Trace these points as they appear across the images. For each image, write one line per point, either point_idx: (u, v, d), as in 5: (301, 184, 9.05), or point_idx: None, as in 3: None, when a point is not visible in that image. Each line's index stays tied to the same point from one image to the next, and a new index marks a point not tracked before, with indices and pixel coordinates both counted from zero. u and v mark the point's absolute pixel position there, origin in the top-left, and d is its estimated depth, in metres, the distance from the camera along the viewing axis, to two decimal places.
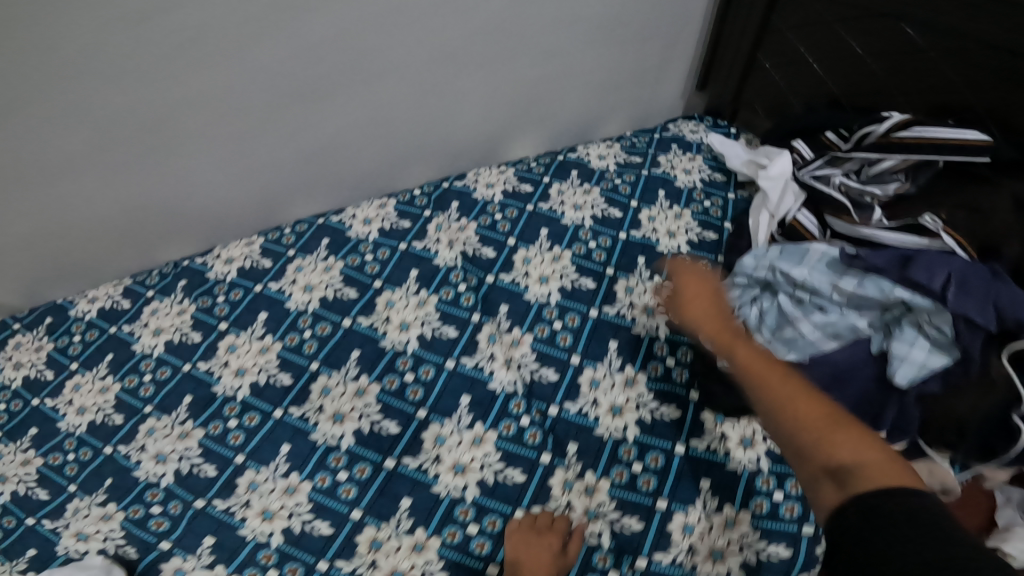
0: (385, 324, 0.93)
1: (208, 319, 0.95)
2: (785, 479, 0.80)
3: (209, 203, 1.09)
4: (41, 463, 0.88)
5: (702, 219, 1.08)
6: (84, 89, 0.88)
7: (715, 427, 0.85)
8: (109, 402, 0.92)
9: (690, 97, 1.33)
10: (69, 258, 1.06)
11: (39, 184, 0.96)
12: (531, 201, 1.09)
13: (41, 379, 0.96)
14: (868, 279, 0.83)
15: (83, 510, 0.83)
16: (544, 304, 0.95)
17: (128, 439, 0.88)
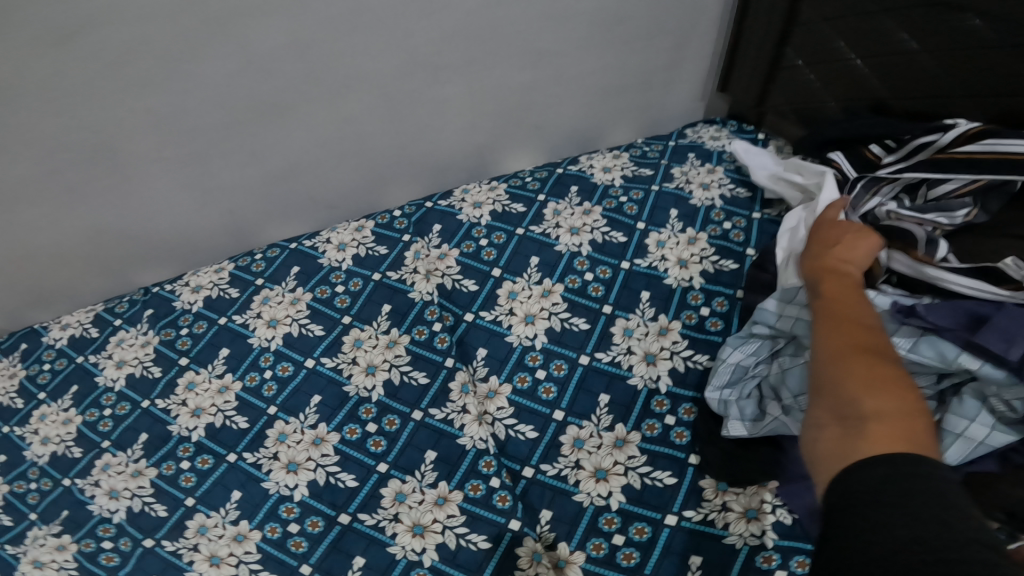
0: (351, 366, 0.85)
1: (170, 354, 0.91)
2: (791, 556, 0.68)
3: (179, 225, 1.03)
4: (6, 491, 0.86)
5: (720, 245, 0.92)
6: (22, 112, 0.82)
7: (716, 495, 0.73)
8: (71, 434, 0.89)
9: (712, 98, 1.16)
10: (44, 279, 1.04)
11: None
12: (521, 225, 0.97)
13: (12, 407, 0.94)
14: (924, 339, 0.64)
15: (42, 537, 0.80)
16: (527, 348, 0.85)
17: (84, 473, 0.85)
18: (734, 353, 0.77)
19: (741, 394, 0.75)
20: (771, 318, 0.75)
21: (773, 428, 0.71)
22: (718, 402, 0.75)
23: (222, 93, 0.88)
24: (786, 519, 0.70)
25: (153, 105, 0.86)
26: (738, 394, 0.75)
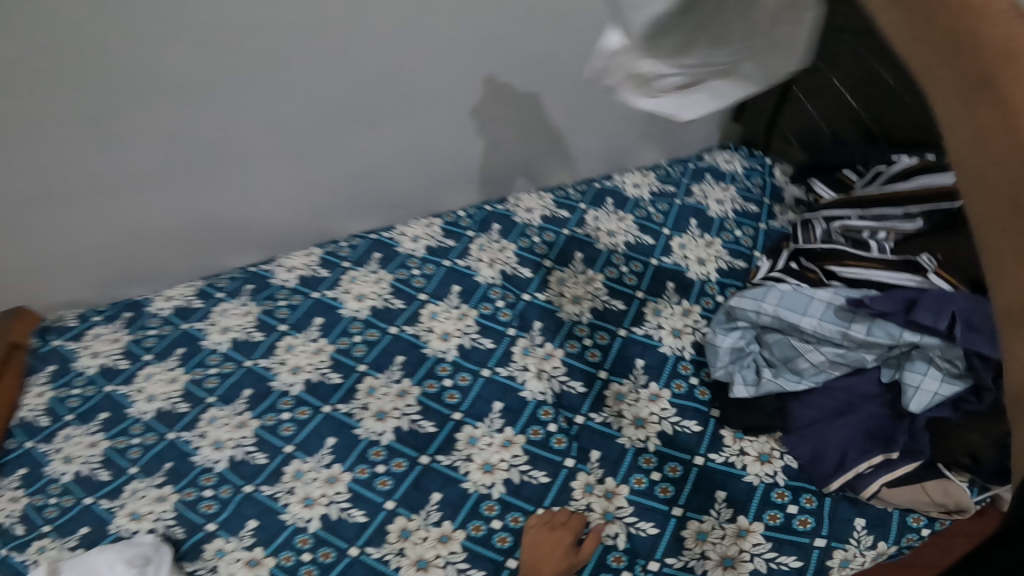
0: (429, 333, 1.01)
1: (270, 320, 1.06)
2: (800, 494, 0.86)
3: (271, 217, 1.21)
4: (108, 445, 0.99)
5: (732, 248, 1.15)
6: (161, 110, 0.99)
7: (734, 442, 0.90)
8: (177, 392, 1.03)
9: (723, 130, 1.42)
10: (144, 263, 1.18)
11: (123, 194, 1.08)
12: (567, 226, 1.17)
13: (117, 367, 1.08)
14: (876, 325, 0.87)
15: (141, 491, 0.93)
16: (575, 322, 1.03)
17: (190, 427, 0.99)
18: (726, 339, 0.97)
19: (740, 365, 0.94)
20: (753, 315, 0.96)
21: (770, 386, 0.90)
22: (723, 373, 0.94)
23: (328, 102, 1.08)
24: (792, 464, 0.88)
25: (270, 110, 1.05)
26: (738, 365, 0.94)
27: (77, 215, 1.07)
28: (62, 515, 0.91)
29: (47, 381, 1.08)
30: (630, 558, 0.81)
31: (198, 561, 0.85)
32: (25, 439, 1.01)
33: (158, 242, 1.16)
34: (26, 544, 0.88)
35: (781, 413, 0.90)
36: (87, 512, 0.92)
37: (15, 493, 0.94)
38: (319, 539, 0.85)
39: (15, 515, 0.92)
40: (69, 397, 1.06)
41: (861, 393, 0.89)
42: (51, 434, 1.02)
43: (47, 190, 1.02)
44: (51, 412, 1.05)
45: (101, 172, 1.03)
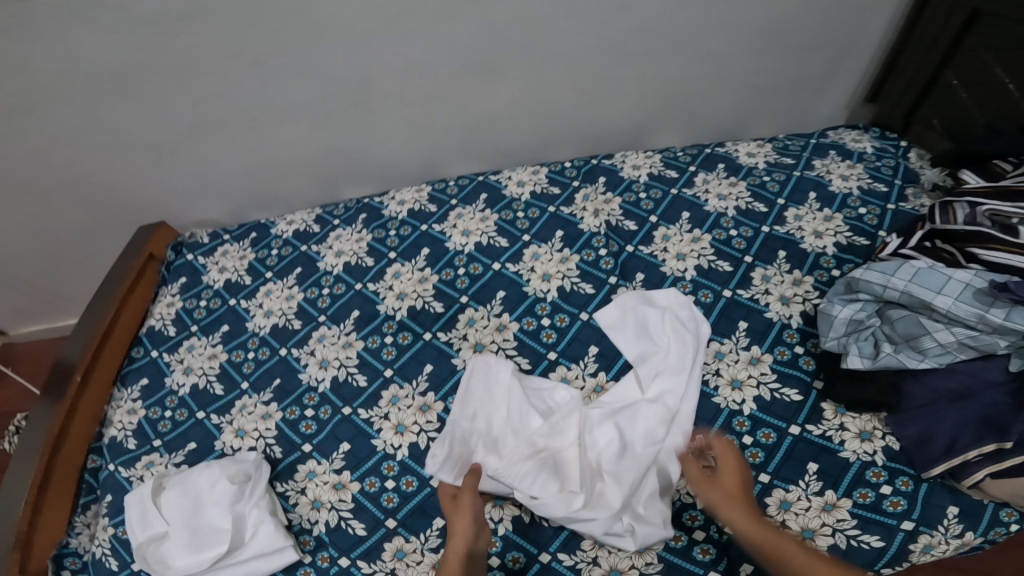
0: (530, 273, 1.03)
1: (381, 248, 1.13)
2: (897, 476, 0.80)
3: (386, 155, 1.29)
4: (224, 359, 1.09)
5: (854, 224, 1.05)
6: (310, 52, 1.08)
7: (835, 416, 0.85)
8: (292, 308, 1.11)
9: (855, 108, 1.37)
10: (276, 188, 1.33)
11: (269, 126, 1.20)
12: (676, 186, 1.13)
13: (240, 283, 1.18)
14: (1017, 311, 0.77)
15: (249, 407, 1.01)
16: (679, 278, 1.00)
17: (301, 344, 1.06)
18: (844, 310, 0.89)
19: (857, 337, 0.87)
20: (878, 286, 0.87)
21: (888, 361, 0.83)
22: (836, 345, 0.87)
23: (457, 52, 1.11)
24: (893, 445, 0.81)
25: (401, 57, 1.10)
26: (854, 337, 0.87)
27: (225, 141, 1.22)
28: (172, 430, 1.02)
29: (178, 293, 1.21)
30: (706, 518, 0.81)
31: (290, 481, 0.92)
32: (150, 348, 1.14)
33: (290, 171, 1.30)
34: (135, 458, 1.00)
35: (893, 390, 0.83)
36: (196, 427, 1.02)
37: (134, 405, 1.07)
38: (404, 467, 0.89)
39: (129, 428, 1.04)
40: (196, 309, 1.17)
41: (985, 380, 0.79)
42: (176, 345, 1.13)
43: (208, 118, 1.17)
44: (178, 322, 1.16)
45: (253, 105, 1.16)
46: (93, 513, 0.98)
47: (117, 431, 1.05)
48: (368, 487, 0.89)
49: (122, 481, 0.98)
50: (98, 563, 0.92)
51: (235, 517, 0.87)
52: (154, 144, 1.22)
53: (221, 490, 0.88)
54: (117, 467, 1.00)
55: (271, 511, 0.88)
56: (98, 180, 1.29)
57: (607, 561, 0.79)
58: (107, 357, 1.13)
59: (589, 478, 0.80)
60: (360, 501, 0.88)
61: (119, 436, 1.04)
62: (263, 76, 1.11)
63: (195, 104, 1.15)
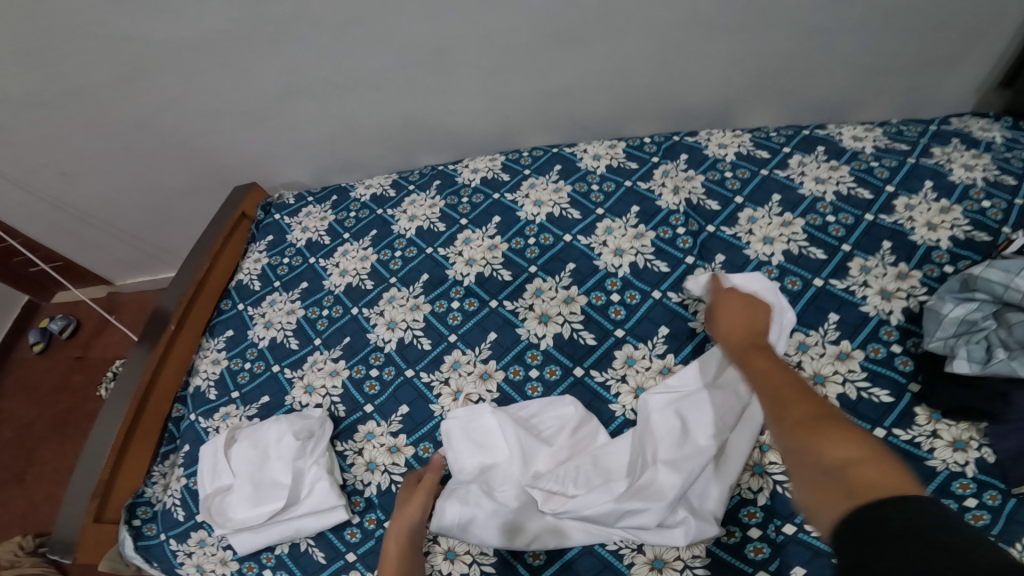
0: (602, 247, 1.00)
1: (452, 214, 1.14)
2: (986, 490, 0.70)
3: (463, 123, 1.29)
4: (301, 315, 1.14)
5: (976, 217, 0.92)
6: (390, 19, 1.09)
7: (929, 423, 0.76)
8: (365, 269, 1.14)
9: (986, 94, 1.20)
10: (357, 153, 1.38)
11: (350, 92, 1.23)
12: (767, 166, 1.05)
13: (321, 242, 1.23)
14: None
15: (320, 363, 1.05)
16: (764, 262, 0.93)
17: (372, 303, 1.09)
18: (956, 308, 0.78)
19: (969, 340, 0.76)
20: (997, 286, 0.75)
21: (1000, 369, 0.71)
22: (941, 345, 0.77)
23: (536, 22, 1.09)
24: (988, 457, 0.72)
25: (480, 26, 1.09)
26: (964, 340, 0.76)
27: (310, 108, 1.28)
28: (249, 382, 1.09)
29: (264, 251, 1.28)
30: (766, 515, 0.75)
31: (348, 442, 0.95)
32: (238, 301, 1.22)
33: (370, 137, 1.33)
34: (214, 409, 1.08)
35: (1001, 400, 0.72)
36: (271, 380, 1.07)
37: (218, 355, 1.15)
38: None
39: (212, 378, 1.12)
40: (279, 265, 1.24)
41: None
42: (260, 299, 1.20)
43: (296, 86, 1.23)
44: (263, 278, 1.23)
45: (334, 73, 1.19)
46: (170, 463, 1.07)
47: (201, 380, 1.13)
48: (421, 454, 0.90)
49: (199, 432, 1.06)
50: (166, 513, 0.99)
51: (295, 472, 0.91)
52: (249, 110, 1.29)
53: (287, 444, 0.93)
54: (197, 417, 1.08)
55: (329, 469, 0.91)
56: (201, 143, 1.39)
57: (651, 550, 0.75)
58: (196, 312, 1.21)
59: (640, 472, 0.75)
60: (413, 467, 0.89)
61: (202, 385, 1.12)
62: (345, 43, 1.13)
63: (285, 72, 1.20)
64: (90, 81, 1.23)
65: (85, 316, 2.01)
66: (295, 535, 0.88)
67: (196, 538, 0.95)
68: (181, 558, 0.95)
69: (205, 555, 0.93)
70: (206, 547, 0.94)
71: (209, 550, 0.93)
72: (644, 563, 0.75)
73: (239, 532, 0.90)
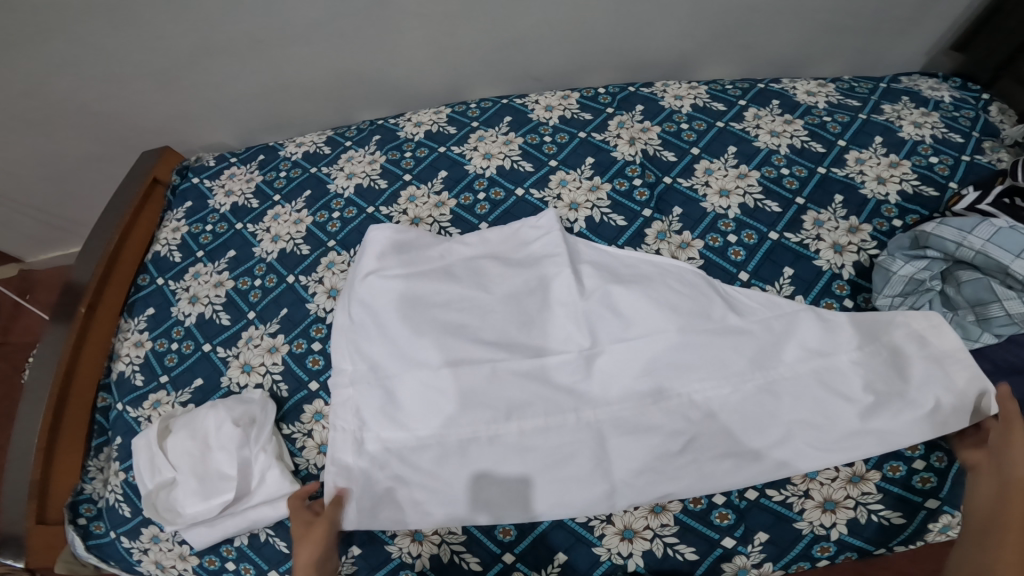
0: (556, 200, 0.92)
1: (395, 170, 1.01)
2: (934, 449, 0.73)
3: (407, 77, 1.19)
4: (230, 287, 0.99)
5: (924, 172, 0.93)
6: None
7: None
8: (300, 233, 0.99)
9: (933, 55, 1.25)
10: (290, 112, 1.25)
11: (279, 47, 1.10)
12: (723, 119, 1.01)
13: (247, 206, 1.07)
14: None
15: (255, 339, 0.92)
16: (720, 215, 0.88)
17: (309, 271, 0.95)
18: (906, 266, 0.78)
19: (915, 305, 0.78)
20: (947, 246, 0.76)
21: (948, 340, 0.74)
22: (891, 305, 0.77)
23: None
24: None
25: None
26: (913, 304, 0.77)
27: (232, 66, 1.13)
28: (178, 365, 0.95)
29: (184, 218, 1.10)
30: None
31: (296, 424, 0.86)
32: (157, 275, 1.05)
33: (302, 94, 1.21)
34: (142, 396, 0.94)
35: None
36: (202, 361, 0.94)
37: (141, 337, 1.00)
38: None
39: (137, 362, 0.98)
40: (202, 233, 1.07)
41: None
42: (182, 271, 1.04)
43: (211, 41, 1.08)
44: (184, 248, 1.06)
45: (260, 26, 1.06)
46: (106, 456, 0.95)
47: (124, 365, 0.98)
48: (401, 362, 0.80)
49: (131, 422, 0.93)
50: (111, 510, 0.89)
51: (241, 462, 0.80)
52: (157, 70, 1.13)
53: (227, 433, 0.82)
54: (126, 406, 0.94)
55: (277, 456, 0.82)
56: (101, 108, 1.21)
57: (620, 520, 0.75)
58: (113, 288, 1.06)
59: (642, 376, 0.75)
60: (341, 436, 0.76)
61: (126, 370, 0.98)
62: None
63: (198, 24, 1.04)
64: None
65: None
66: (253, 526, 0.80)
67: (148, 534, 0.86)
68: (138, 555, 0.86)
69: (161, 552, 0.85)
70: (161, 543, 0.85)
71: (165, 546, 0.85)
72: (614, 533, 0.74)
73: (193, 527, 0.80)
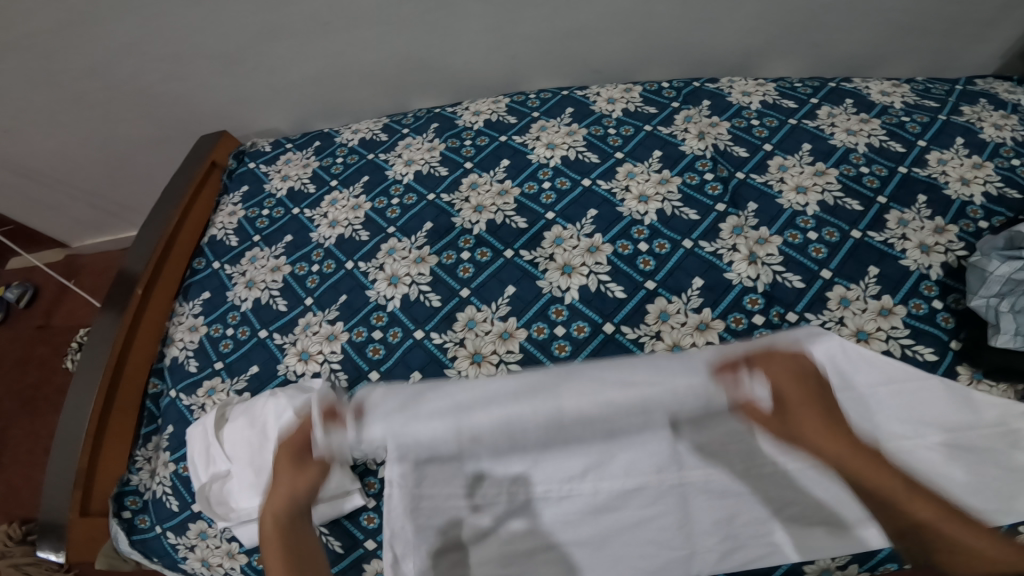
0: (625, 192, 0.89)
1: (455, 158, 0.99)
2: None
3: (466, 66, 1.17)
4: (287, 272, 0.97)
5: (1008, 175, 0.86)
6: None
7: (970, 383, 0.70)
8: (359, 219, 0.98)
9: (1011, 58, 1.20)
10: (345, 99, 1.25)
11: (340, 33, 1.09)
12: (795, 116, 0.97)
13: (304, 191, 1.06)
14: None
15: (314, 326, 0.90)
16: (798, 212, 0.84)
17: (368, 257, 0.93)
18: (1003, 266, 0.71)
19: (1014, 306, 0.69)
20: None
21: None
22: (983, 305, 0.71)
23: None
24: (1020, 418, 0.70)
25: None
26: (1011, 305, 0.69)
27: (290, 51, 1.13)
28: (233, 352, 0.93)
29: (240, 203, 1.10)
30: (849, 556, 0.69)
31: None
32: (212, 259, 1.04)
33: (358, 82, 1.20)
34: (196, 383, 0.93)
35: None
36: (258, 348, 0.92)
37: (195, 322, 0.99)
38: None
39: (191, 348, 0.97)
40: (258, 218, 1.06)
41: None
42: (239, 256, 1.03)
43: (272, 27, 1.08)
44: (240, 232, 1.06)
45: (324, 11, 1.05)
46: (154, 446, 0.93)
47: (178, 350, 0.97)
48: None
49: (183, 411, 0.91)
50: (158, 503, 0.87)
51: None
52: (218, 54, 1.13)
53: (287, 422, 0.79)
54: (179, 393, 0.93)
55: None
56: (161, 92, 1.22)
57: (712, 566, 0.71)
58: (166, 276, 1.04)
59: (722, 441, 0.70)
60: (529, 351, 0.78)
61: (180, 356, 0.96)
62: None
63: (263, 9, 1.04)
64: (30, 30, 1.05)
65: (45, 284, 1.78)
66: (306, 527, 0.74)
67: (196, 530, 0.84)
68: (183, 552, 0.84)
69: (208, 549, 0.83)
70: (207, 540, 0.83)
71: (212, 543, 0.83)
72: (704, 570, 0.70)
73: (246, 524, 0.78)
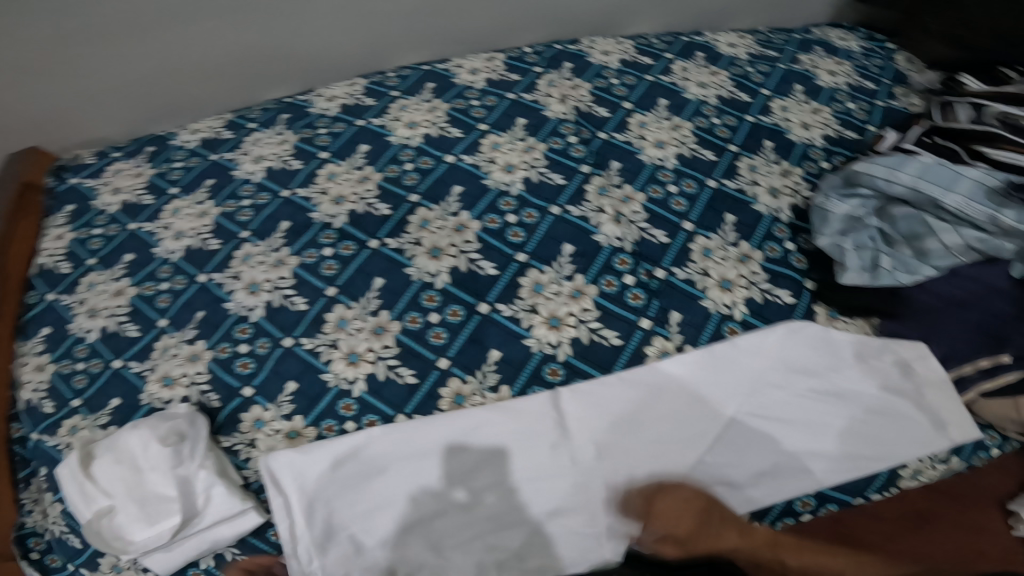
0: (490, 164, 0.86)
1: (310, 148, 0.92)
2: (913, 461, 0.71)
3: (318, 47, 1.09)
4: (133, 295, 0.87)
5: (844, 117, 0.92)
6: None
7: (828, 321, 0.74)
8: (207, 227, 0.89)
9: (841, 9, 1.29)
10: None
11: (166, 20, 0.98)
12: (651, 72, 0.98)
13: (141, 203, 0.94)
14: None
15: (172, 349, 0.81)
16: (659, 167, 0.85)
17: (222, 268, 0.85)
18: (841, 206, 0.77)
19: (856, 243, 0.75)
20: (880, 184, 0.77)
21: (887, 279, 0.73)
22: (830, 245, 0.74)
23: None
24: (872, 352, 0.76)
25: None
26: (854, 243, 0.75)
27: None
28: (91, 385, 0.80)
29: (66, 224, 0.96)
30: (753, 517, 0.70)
31: (236, 434, 0.74)
32: (47, 290, 0.90)
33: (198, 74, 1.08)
34: (56, 424, 0.78)
35: (892, 296, 0.74)
36: (116, 380, 0.80)
37: (42, 360, 0.84)
38: (364, 405, 0.71)
39: (44, 388, 0.82)
40: (89, 239, 0.94)
41: (981, 284, 0.71)
42: (73, 283, 0.90)
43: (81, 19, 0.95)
44: (71, 257, 0.93)
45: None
46: (38, 487, 0.79)
47: (30, 393, 0.82)
48: (342, 412, 0.71)
49: (51, 451, 0.77)
50: (60, 543, 0.75)
51: (181, 482, 0.68)
52: None
53: (156, 452, 0.69)
54: (42, 435, 0.78)
55: (220, 472, 0.70)
56: None
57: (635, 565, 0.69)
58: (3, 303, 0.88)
59: (614, 422, 0.69)
60: (406, 344, 0.74)
61: (33, 399, 0.81)
62: None
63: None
64: None
65: None
66: (215, 547, 0.69)
67: (107, 564, 0.74)
68: None
69: None
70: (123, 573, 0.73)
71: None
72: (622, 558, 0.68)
73: (149, 553, 0.67)
